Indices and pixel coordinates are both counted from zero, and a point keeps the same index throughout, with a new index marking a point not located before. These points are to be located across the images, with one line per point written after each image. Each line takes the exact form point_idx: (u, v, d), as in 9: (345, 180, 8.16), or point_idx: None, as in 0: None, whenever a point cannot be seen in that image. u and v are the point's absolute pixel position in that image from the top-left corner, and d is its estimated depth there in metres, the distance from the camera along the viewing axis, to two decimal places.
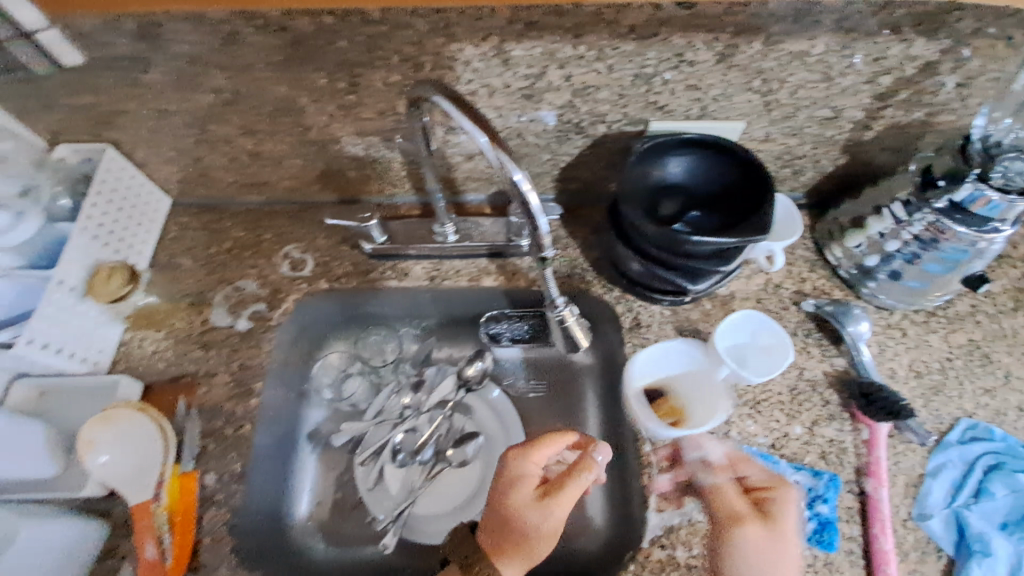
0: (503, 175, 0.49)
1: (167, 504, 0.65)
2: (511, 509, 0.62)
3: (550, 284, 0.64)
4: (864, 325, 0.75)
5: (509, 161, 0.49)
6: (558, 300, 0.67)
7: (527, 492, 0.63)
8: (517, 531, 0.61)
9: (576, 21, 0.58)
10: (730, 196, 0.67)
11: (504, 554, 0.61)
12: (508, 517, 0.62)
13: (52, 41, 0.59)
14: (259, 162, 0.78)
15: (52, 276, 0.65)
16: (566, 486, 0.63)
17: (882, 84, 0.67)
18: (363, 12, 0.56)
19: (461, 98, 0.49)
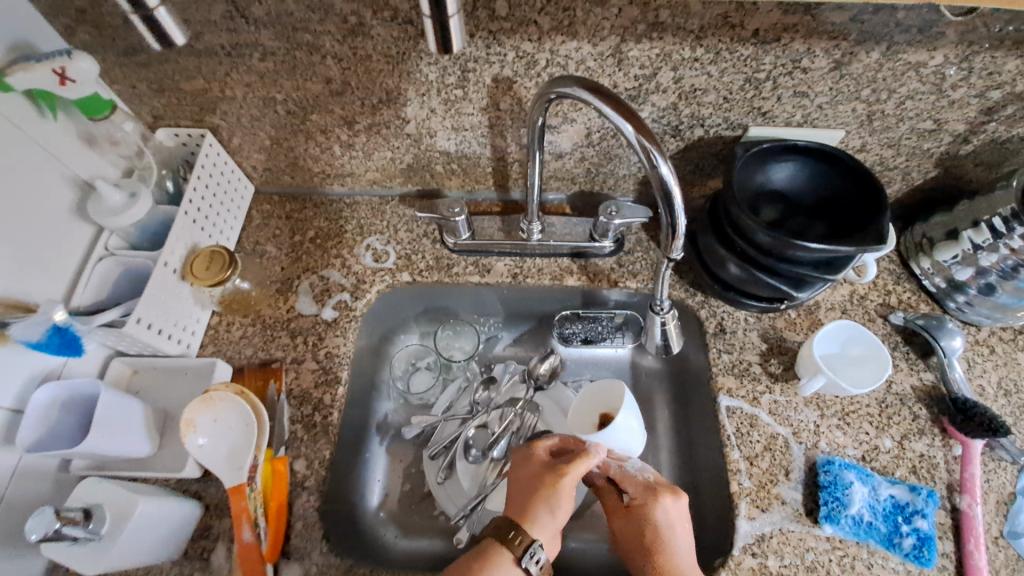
0: (648, 162, 0.52)
1: (260, 487, 0.64)
2: (527, 483, 0.62)
3: (662, 282, 0.66)
4: (958, 340, 0.73)
5: (653, 150, 0.52)
6: (666, 303, 0.69)
7: (538, 467, 0.63)
8: (536, 497, 0.60)
9: (700, 23, 0.59)
10: (835, 204, 0.67)
11: (527, 519, 0.59)
12: (525, 488, 0.62)
13: (456, 25, 0.45)
14: (349, 153, 0.79)
15: (159, 256, 0.66)
16: (574, 471, 0.61)
17: (992, 98, 0.66)
18: (491, 8, 0.59)
19: (602, 88, 0.52)
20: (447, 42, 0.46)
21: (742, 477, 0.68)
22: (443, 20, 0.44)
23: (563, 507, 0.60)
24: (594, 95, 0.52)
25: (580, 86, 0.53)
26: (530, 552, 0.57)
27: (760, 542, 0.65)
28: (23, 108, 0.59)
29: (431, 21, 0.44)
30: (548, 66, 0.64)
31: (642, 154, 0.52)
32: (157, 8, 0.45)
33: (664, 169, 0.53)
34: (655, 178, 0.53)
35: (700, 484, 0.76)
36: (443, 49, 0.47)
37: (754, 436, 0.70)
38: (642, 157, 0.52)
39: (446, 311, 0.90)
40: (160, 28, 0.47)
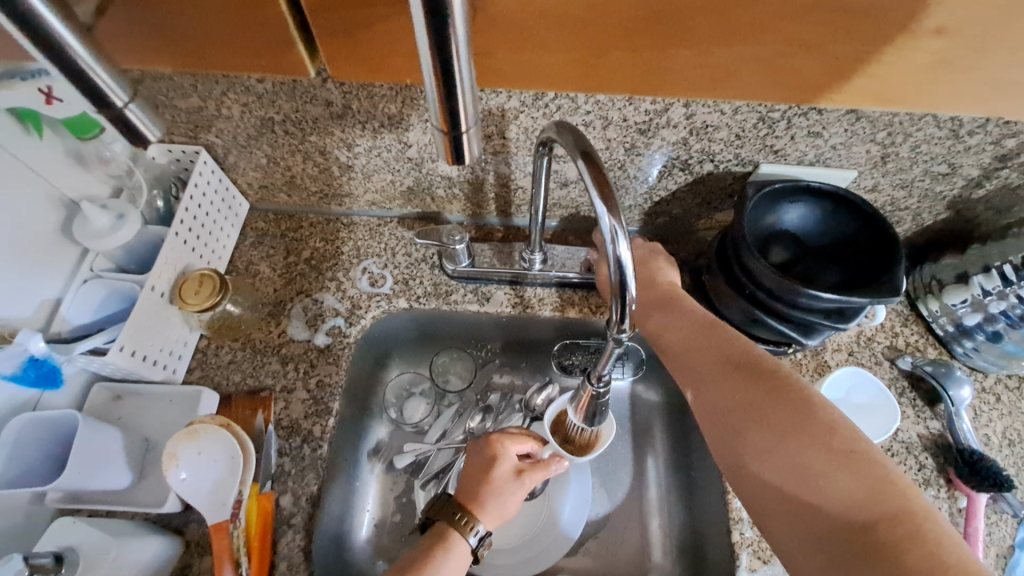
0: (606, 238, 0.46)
1: (245, 528, 0.61)
2: (488, 476, 0.65)
3: (610, 362, 0.53)
4: (966, 390, 0.71)
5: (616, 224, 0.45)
6: (603, 378, 0.56)
7: (501, 468, 0.66)
8: (489, 491, 0.64)
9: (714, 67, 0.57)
10: (848, 251, 0.65)
11: (480, 504, 0.63)
12: (482, 478, 0.65)
13: (472, 139, 0.43)
14: (348, 174, 0.77)
15: (146, 280, 0.64)
16: (534, 478, 0.66)
17: (1007, 146, 0.65)
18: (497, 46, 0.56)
19: (591, 151, 0.47)
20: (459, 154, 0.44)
21: (743, 526, 0.66)
22: (450, 83, 0.37)
23: (512, 506, 0.65)
24: (581, 157, 0.46)
25: (572, 143, 0.48)
26: (476, 531, 0.61)
27: None
28: (8, 128, 0.57)
29: (435, 84, 0.38)
30: (556, 98, 0.62)
31: (606, 231, 0.45)
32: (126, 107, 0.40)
33: (624, 252, 0.46)
34: (612, 263, 0.46)
35: (700, 528, 0.74)
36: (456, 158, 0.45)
37: None
38: (607, 236, 0.46)
39: (442, 335, 0.88)
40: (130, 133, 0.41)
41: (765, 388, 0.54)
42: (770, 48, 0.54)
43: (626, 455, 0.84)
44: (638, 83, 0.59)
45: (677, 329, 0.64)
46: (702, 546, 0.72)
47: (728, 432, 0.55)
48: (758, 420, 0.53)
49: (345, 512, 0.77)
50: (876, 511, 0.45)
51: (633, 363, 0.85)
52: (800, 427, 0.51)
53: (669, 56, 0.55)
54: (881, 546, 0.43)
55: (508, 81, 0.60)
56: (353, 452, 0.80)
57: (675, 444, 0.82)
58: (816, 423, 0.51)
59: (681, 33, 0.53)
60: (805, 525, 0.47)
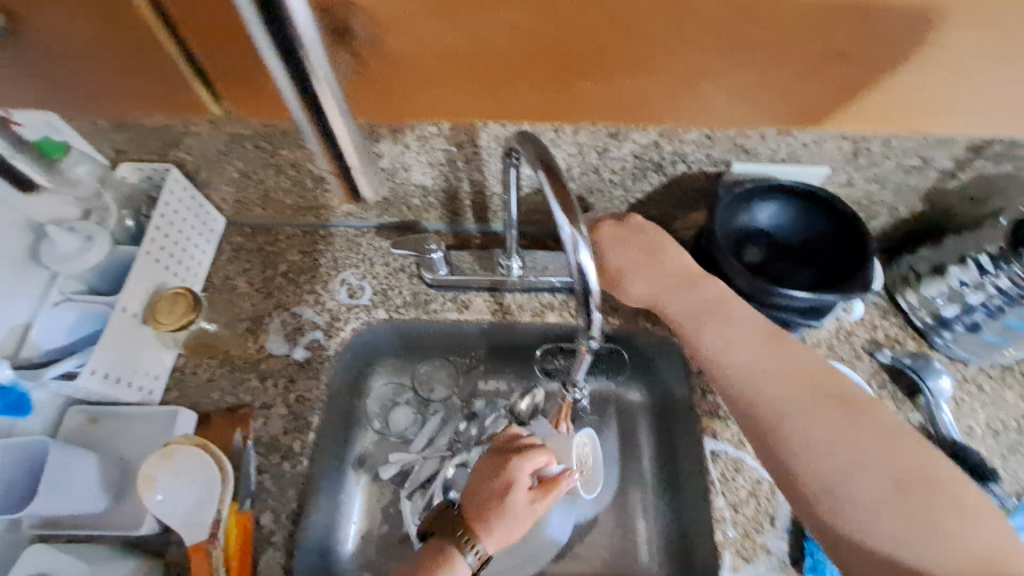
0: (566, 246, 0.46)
1: (224, 547, 0.61)
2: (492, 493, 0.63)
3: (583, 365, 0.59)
4: (945, 380, 0.72)
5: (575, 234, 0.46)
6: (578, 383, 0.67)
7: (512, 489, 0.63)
8: (490, 510, 0.62)
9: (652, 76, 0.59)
10: (820, 247, 0.65)
11: (479, 522, 0.61)
12: (483, 496, 0.63)
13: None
14: (322, 187, 0.77)
15: (116, 302, 0.64)
16: (543, 501, 0.63)
17: (979, 137, 0.65)
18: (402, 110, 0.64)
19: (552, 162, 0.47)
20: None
21: (726, 525, 0.65)
22: None
23: (517, 532, 0.62)
24: (541, 168, 0.47)
25: (533, 155, 0.48)
26: (475, 549, 0.60)
27: None
28: None
29: None
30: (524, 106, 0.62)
31: (567, 240, 0.46)
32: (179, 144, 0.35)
33: (585, 259, 0.46)
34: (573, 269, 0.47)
35: (687, 529, 0.74)
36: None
37: (739, 481, 0.68)
38: (568, 245, 0.46)
39: (426, 344, 0.87)
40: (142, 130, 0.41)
41: (804, 374, 0.56)
42: (737, 69, 0.58)
43: (613, 459, 0.84)
44: (552, 110, 0.63)
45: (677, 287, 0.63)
46: (689, 547, 0.72)
47: (776, 419, 0.55)
48: (807, 407, 0.54)
49: (331, 525, 0.76)
50: (930, 492, 0.49)
51: (617, 365, 0.85)
52: (845, 411, 0.54)
53: (584, 85, 0.60)
54: (942, 524, 0.47)
55: (407, 106, 0.63)
56: (338, 464, 0.80)
57: (661, 445, 0.82)
58: (857, 408, 0.54)
59: (587, 71, 0.58)
60: (873, 510, 0.49)
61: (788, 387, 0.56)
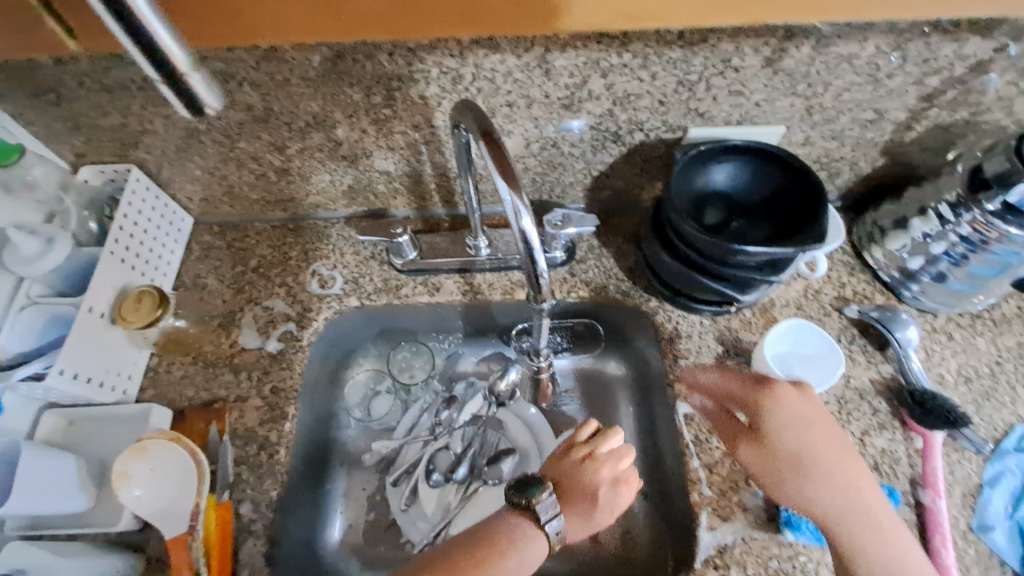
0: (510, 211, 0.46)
1: (203, 537, 0.61)
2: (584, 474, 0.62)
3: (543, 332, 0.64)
4: (913, 331, 0.73)
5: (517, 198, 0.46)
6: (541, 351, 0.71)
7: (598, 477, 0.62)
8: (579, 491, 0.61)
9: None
10: (778, 205, 0.65)
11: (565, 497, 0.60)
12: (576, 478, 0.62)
13: (200, 84, 0.41)
14: (286, 179, 0.77)
15: (82, 301, 0.64)
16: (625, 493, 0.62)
17: (929, 85, 0.66)
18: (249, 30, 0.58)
19: (490, 129, 0.47)
20: (194, 104, 0.43)
21: (702, 486, 0.66)
22: (179, 78, 0.40)
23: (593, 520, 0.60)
24: (481, 136, 0.47)
25: (473, 123, 0.48)
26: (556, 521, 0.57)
27: (723, 553, 0.62)
28: None
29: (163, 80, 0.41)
30: (475, 81, 0.62)
31: (508, 208, 0.46)
32: (189, 71, 0.40)
33: (525, 223, 0.46)
34: (517, 234, 0.47)
35: (667, 496, 0.74)
36: (194, 109, 0.43)
37: (713, 442, 0.68)
38: (510, 212, 0.46)
39: (402, 331, 0.88)
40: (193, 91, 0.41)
41: (872, 500, 0.60)
42: None
43: None
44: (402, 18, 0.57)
45: (803, 432, 0.62)
46: (670, 513, 0.73)
47: (842, 536, 0.58)
48: (862, 517, 0.58)
49: (315, 514, 0.77)
50: None
51: (590, 339, 0.85)
52: (883, 536, 0.58)
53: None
54: None
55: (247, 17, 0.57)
56: (320, 455, 0.80)
57: (640, 417, 0.82)
58: (896, 534, 0.58)
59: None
60: None
61: (866, 496, 0.60)
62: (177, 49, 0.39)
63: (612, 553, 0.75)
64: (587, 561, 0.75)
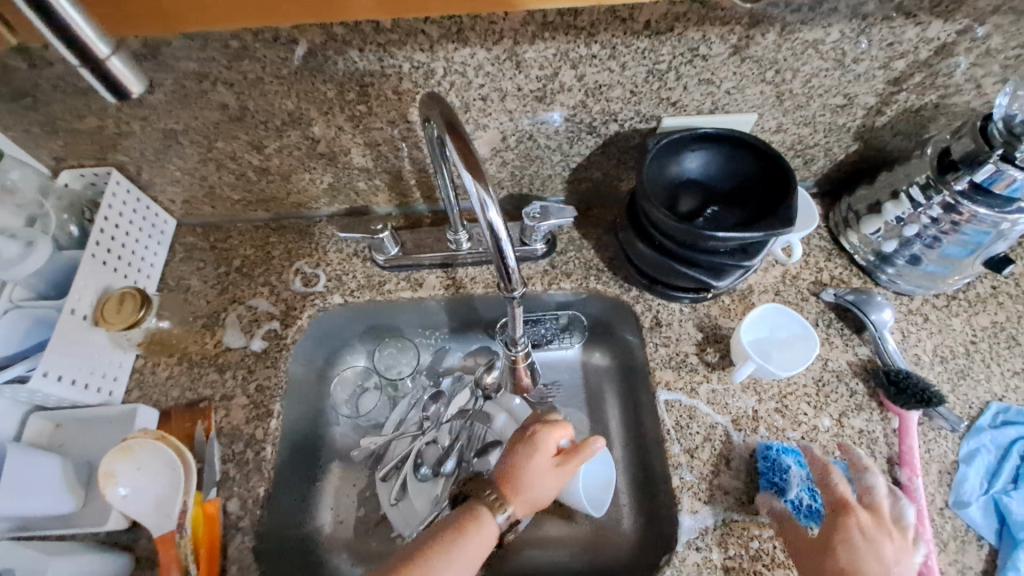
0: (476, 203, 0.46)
1: (191, 533, 0.62)
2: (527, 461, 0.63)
3: (518, 321, 0.63)
4: (888, 312, 0.74)
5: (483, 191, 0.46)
6: (518, 342, 0.71)
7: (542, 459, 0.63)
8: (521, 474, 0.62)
9: None
10: (749, 191, 0.66)
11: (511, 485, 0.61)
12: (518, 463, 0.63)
13: (120, 68, 0.44)
14: (266, 178, 0.77)
15: (64, 305, 0.65)
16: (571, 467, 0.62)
17: (896, 69, 0.67)
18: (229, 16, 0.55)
19: (454, 122, 0.48)
20: (119, 89, 0.45)
21: (683, 471, 0.67)
22: (99, 66, 0.43)
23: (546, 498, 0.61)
24: (447, 130, 0.47)
25: (439, 115, 0.48)
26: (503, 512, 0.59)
27: (704, 536, 0.63)
28: None
29: (86, 69, 0.43)
30: (447, 75, 0.63)
31: (475, 199, 0.46)
32: (109, 59, 0.43)
33: (493, 213, 0.46)
34: (487, 227, 0.47)
35: (652, 483, 0.75)
36: (119, 94, 0.46)
37: (693, 428, 0.69)
38: (477, 204, 0.46)
39: (389, 327, 0.89)
40: (114, 77, 0.44)
41: None
42: None
43: (579, 424, 0.85)
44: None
45: (896, 557, 0.57)
46: (654, 499, 0.74)
47: None
48: None
49: (305, 511, 0.78)
50: None
51: (580, 331, 0.86)
52: None
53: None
54: None
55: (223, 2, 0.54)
56: (309, 453, 0.81)
57: (625, 406, 0.83)
58: None
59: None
60: None
61: None
62: (92, 35, 0.41)
63: (599, 541, 0.76)
64: (575, 550, 0.76)
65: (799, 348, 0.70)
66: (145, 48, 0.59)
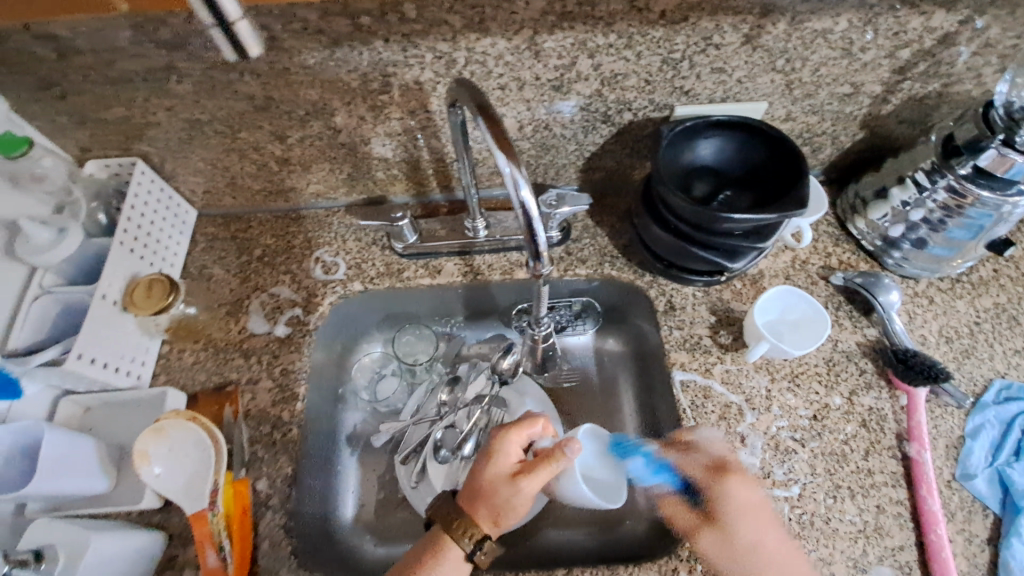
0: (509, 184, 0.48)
1: (223, 511, 0.63)
2: (486, 480, 0.61)
3: (542, 301, 0.67)
4: (895, 294, 0.76)
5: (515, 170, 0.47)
6: (541, 322, 0.74)
7: (502, 474, 0.61)
8: (483, 496, 0.61)
9: None
10: (761, 175, 0.68)
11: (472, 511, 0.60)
12: (480, 485, 0.61)
13: (246, 31, 0.51)
14: (287, 169, 0.79)
15: (96, 290, 0.66)
16: (537, 477, 0.60)
17: (901, 58, 0.69)
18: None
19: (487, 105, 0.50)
20: (240, 49, 0.53)
21: (699, 448, 0.69)
22: (228, 24, 0.50)
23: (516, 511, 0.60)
24: (479, 114, 0.50)
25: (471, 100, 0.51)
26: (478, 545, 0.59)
27: (722, 509, 0.65)
28: None
29: (218, 29, 0.51)
30: (467, 65, 0.65)
31: (508, 177, 0.47)
32: (237, 21, 0.50)
33: (525, 192, 0.48)
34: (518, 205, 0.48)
35: None
36: (240, 53, 0.54)
37: (708, 407, 0.71)
38: (509, 183, 0.48)
39: (407, 316, 0.91)
40: (241, 42, 0.52)
41: None
42: None
43: (594, 408, 0.87)
44: None
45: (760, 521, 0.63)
46: None
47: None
48: None
49: (328, 493, 0.80)
50: None
51: (592, 318, 0.89)
52: None
53: None
54: None
55: None
56: (330, 438, 0.83)
57: (640, 389, 0.85)
58: None
59: None
60: None
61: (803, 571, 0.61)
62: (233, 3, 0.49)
63: (616, 519, 0.78)
64: (592, 528, 0.78)
65: (805, 324, 0.73)
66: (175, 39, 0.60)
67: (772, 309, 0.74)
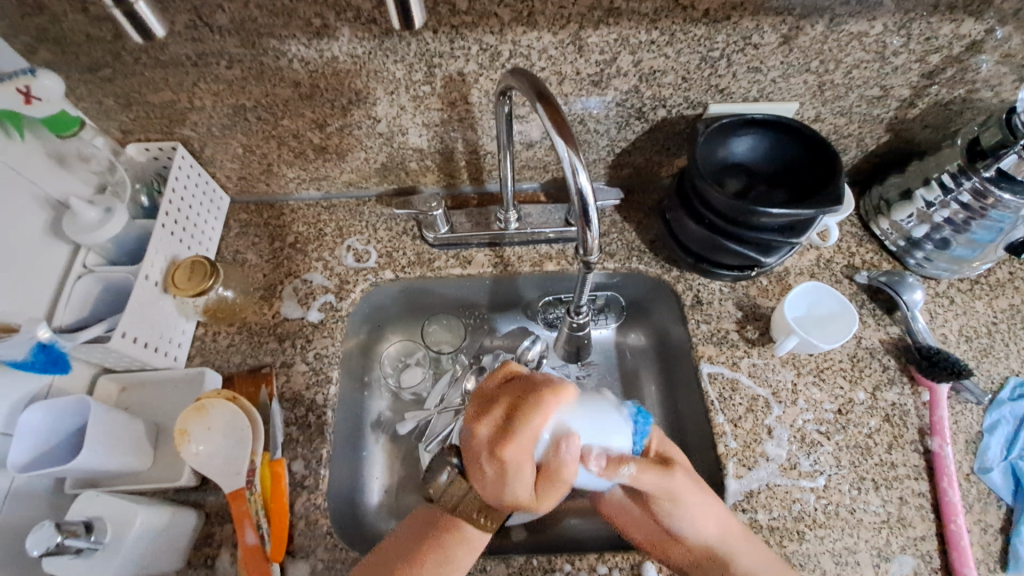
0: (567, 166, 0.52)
1: (260, 490, 0.65)
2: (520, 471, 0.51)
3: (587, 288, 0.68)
4: (919, 292, 0.77)
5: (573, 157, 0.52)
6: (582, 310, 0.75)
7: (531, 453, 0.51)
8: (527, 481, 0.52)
9: None
10: (795, 170, 0.70)
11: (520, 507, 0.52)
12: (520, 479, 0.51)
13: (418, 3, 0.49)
14: (324, 157, 0.80)
15: (139, 270, 0.67)
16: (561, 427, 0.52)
17: (930, 62, 0.71)
18: None
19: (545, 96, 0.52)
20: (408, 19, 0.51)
21: (727, 438, 0.70)
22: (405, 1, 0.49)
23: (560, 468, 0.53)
24: (538, 101, 0.52)
25: (529, 88, 0.54)
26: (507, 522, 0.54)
27: (749, 498, 0.67)
28: None
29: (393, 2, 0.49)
30: (512, 58, 0.67)
31: (565, 163, 0.52)
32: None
33: (582, 179, 0.52)
34: (574, 192, 0.52)
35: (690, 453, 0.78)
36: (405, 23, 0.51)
37: (736, 399, 0.73)
38: (568, 169, 0.52)
39: (431, 308, 0.92)
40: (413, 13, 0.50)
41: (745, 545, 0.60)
42: None
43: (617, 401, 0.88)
44: None
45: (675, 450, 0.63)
46: None
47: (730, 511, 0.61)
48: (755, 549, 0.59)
49: (356, 478, 0.80)
50: None
51: (615, 312, 0.90)
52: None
53: None
54: None
55: None
56: (357, 425, 0.83)
57: (663, 382, 0.86)
58: None
59: None
60: None
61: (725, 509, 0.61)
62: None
63: None
64: None
65: (829, 317, 0.75)
66: (232, 24, 0.62)
67: (797, 305, 0.76)
